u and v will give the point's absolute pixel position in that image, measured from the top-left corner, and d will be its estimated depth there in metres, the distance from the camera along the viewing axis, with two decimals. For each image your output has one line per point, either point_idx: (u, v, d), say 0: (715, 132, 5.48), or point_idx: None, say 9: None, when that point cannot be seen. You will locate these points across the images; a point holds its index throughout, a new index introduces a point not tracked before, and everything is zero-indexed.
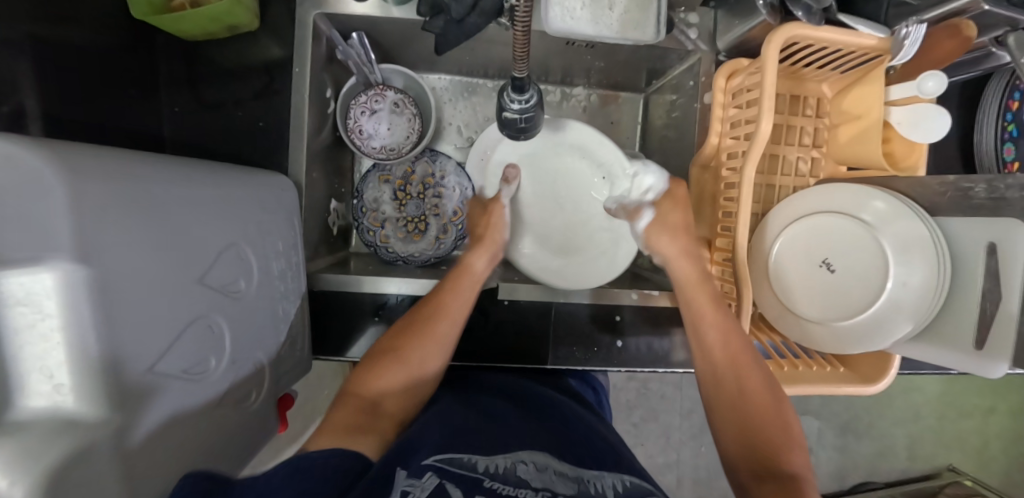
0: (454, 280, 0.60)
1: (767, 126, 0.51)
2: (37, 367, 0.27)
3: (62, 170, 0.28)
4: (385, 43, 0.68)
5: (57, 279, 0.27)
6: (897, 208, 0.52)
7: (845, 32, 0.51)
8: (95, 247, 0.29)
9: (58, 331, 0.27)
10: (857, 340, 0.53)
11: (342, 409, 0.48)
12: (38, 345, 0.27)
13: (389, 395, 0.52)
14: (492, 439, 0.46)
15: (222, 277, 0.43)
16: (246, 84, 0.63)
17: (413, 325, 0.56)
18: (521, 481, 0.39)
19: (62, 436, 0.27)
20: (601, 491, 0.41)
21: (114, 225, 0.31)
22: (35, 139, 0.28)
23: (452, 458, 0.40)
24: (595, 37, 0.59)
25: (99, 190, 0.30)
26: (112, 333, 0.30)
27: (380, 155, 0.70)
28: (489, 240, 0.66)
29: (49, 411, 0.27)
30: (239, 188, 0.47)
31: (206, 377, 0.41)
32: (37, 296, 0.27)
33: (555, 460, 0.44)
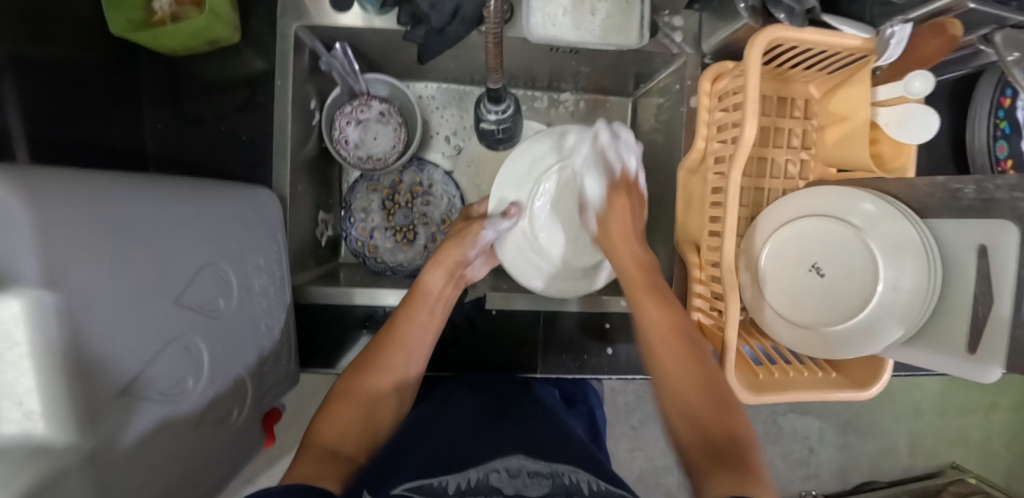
0: (407, 306, 0.59)
1: (751, 130, 0.50)
2: (6, 393, 0.27)
3: (27, 194, 0.28)
4: (369, 53, 0.68)
5: (23, 307, 0.26)
6: (886, 211, 0.51)
7: (827, 33, 0.51)
8: (64, 272, 0.29)
9: (27, 358, 0.27)
10: (845, 345, 0.52)
11: (304, 462, 0.43)
12: (6, 373, 0.27)
13: (349, 440, 0.47)
14: (463, 454, 0.45)
15: (201, 296, 0.43)
16: (229, 97, 0.62)
17: (370, 361, 0.54)
18: (493, 490, 0.38)
19: (30, 463, 0.27)
20: (575, 482, 0.40)
21: (83, 249, 0.31)
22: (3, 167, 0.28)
23: (422, 485, 0.38)
24: (578, 43, 0.59)
25: (69, 214, 0.30)
26: (86, 356, 0.30)
27: (366, 165, 0.69)
28: (445, 258, 0.62)
29: (18, 437, 0.27)
30: (217, 204, 0.47)
31: (185, 398, 0.41)
32: (6, 325, 0.26)
33: (529, 459, 0.43)
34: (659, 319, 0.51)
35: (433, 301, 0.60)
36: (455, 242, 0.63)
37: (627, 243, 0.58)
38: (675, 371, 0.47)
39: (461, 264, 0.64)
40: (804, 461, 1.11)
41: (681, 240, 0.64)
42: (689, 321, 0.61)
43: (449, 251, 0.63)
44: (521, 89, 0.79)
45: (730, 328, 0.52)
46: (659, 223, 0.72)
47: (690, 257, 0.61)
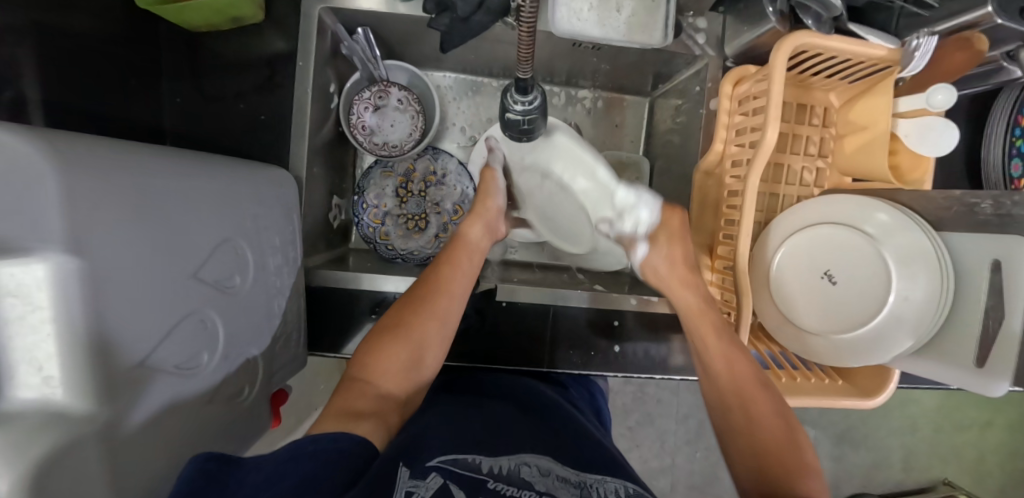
0: (449, 257, 0.60)
1: (773, 135, 0.50)
2: (26, 358, 0.26)
3: (55, 157, 0.27)
4: (390, 39, 0.67)
5: (48, 272, 0.26)
6: (900, 221, 0.51)
7: (854, 42, 0.51)
8: (88, 238, 0.29)
9: (48, 323, 0.27)
10: (854, 353, 0.53)
11: (345, 394, 0.47)
12: (25, 338, 0.26)
13: (393, 377, 0.50)
14: (494, 435, 0.46)
15: (217, 273, 0.43)
16: (248, 76, 0.62)
17: (410, 304, 0.55)
18: (525, 482, 0.39)
19: (54, 427, 0.27)
20: (603, 494, 0.41)
21: (107, 219, 0.31)
22: (39, 134, 0.28)
23: (456, 459, 0.40)
24: (602, 40, 0.59)
25: (96, 183, 0.30)
26: (107, 323, 0.30)
27: (382, 151, 0.69)
28: (484, 210, 0.64)
29: (38, 403, 0.27)
30: (236, 181, 0.47)
31: (198, 373, 0.41)
32: (27, 288, 0.26)
33: (557, 464, 0.44)
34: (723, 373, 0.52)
35: (469, 253, 0.61)
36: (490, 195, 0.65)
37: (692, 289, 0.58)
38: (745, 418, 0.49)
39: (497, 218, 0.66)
40: None
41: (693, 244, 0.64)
42: None
43: (488, 204, 0.65)
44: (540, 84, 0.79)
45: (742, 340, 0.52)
46: None
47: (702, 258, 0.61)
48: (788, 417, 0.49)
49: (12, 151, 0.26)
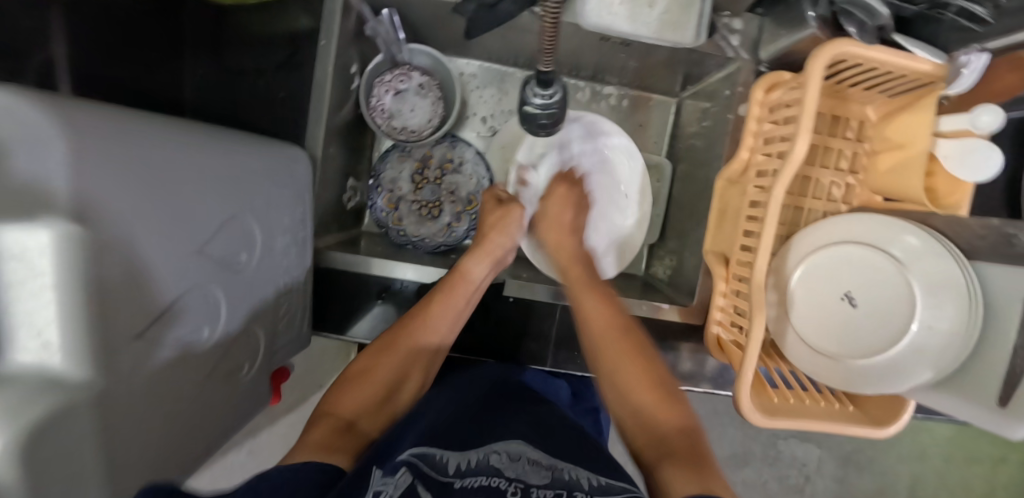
0: (448, 289, 0.58)
1: (803, 147, 0.48)
2: (26, 324, 0.27)
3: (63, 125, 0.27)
4: (415, 22, 0.66)
5: (52, 239, 0.26)
6: (930, 246, 0.49)
7: (898, 53, 0.48)
8: (93, 208, 0.29)
9: (49, 291, 0.27)
10: (870, 381, 0.51)
11: (318, 430, 0.46)
12: (27, 303, 0.27)
13: (366, 412, 0.50)
14: (466, 431, 0.48)
15: (226, 249, 0.43)
16: (271, 53, 0.61)
17: (395, 340, 0.56)
18: (494, 469, 0.42)
19: (46, 393, 0.27)
20: (574, 478, 0.42)
21: (114, 191, 0.31)
22: (45, 98, 0.28)
23: (426, 455, 0.42)
24: (631, 36, 0.57)
25: (105, 152, 0.30)
26: (106, 294, 0.30)
27: (400, 136, 0.69)
28: (493, 247, 0.62)
29: (34, 367, 0.27)
30: (247, 159, 0.46)
31: (199, 347, 0.41)
32: (30, 255, 0.26)
33: (529, 447, 0.46)
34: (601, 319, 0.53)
35: (470, 290, 0.60)
36: (503, 231, 0.63)
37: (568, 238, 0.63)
38: (621, 360, 0.51)
39: (506, 253, 0.63)
40: (799, 488, 1.09)
41: (708, 251, 0.62)
42: (708, 334, 0.60)
43: (496, 240, 0.63)
44: (565, 78, 0.77)
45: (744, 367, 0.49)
46: (688, 231, 0.70)
47: (717, 269, 0.59)
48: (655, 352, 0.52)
49: (21, 118, 0.26)
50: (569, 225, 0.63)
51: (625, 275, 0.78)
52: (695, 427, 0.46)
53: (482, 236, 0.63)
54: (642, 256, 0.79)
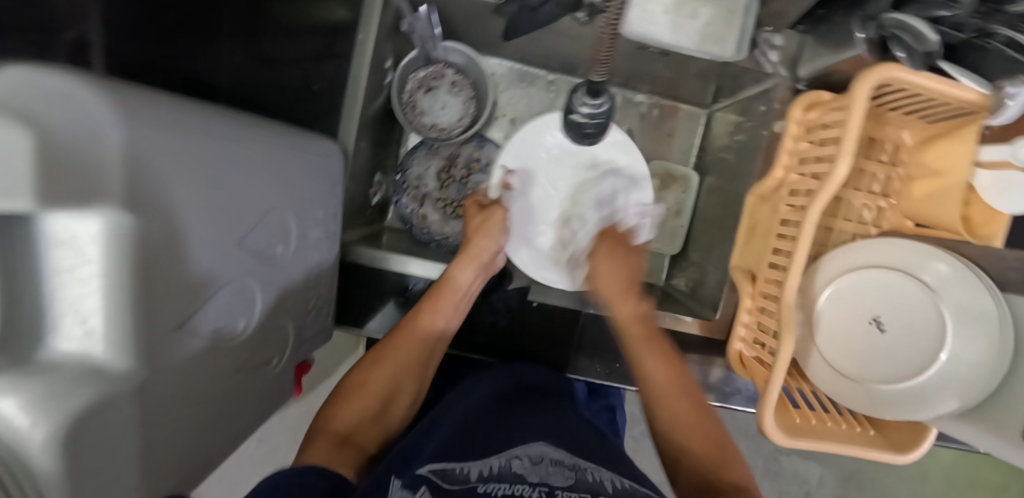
0: (434, 295, 0.59)
1: (844, 169, 0.47)
2: (71, 311, 0.26)
3: (116, 111, 0.27)
4: (451, 19, 0.66)
5: (101, 226, 0.26)
6: (962, 275, 0.50)
7: (944, 82, 0.47)
8: (143, 197, 0.28)
9: (96, 278, 0.26)
10: (893, 407, 0.51)
11: (316, 444, 0.46)
12: (73, 290, 0.26)
13: (363, 426, 0.50)
14: (484, 437, 0.48)
15: (262, 242, 0.43)
16: (309, 44, 0.62)
17: (388, 351, 0.55)
18: (517, 477, 0.42)
19: (90, 383, 0.26)
20: (598, 480, 0.43)
21: (162, 180, 0.30)
22: (99, 83, 0.28)
23: (445, 471, 0.41)
24: (673, 47, 0.57)
25: (156, 139, 0.30)
26: (150, 284, 0.30)
27: (430, 133, 0.70)
28: (478, 251, 0.63)
29: (78, 357, 0.27)
30: (287, 152, 0.46)
31: (232, 340, 0.41)
32: (80, 241, 0.26)
33: (551, 447, 0.47)
34: (659, 376, 0.54)
35: (458, 296, 0.60)
36: (486, 235, 0.64)
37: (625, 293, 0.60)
38: (682, 418, 0.51)
39: (492, 256, 0.64)
40: None
41: (734, 267, 0.62)
42: (729, 350, 0.60)
43: (480, 244, 0.64)
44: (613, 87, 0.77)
45: (770, 395, 0.49)
46: (713, 244, 0.70)
47: (743, 285, 0.59)
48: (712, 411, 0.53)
49: (79, 100, 0.25)
50: (625, 277, 0.61)
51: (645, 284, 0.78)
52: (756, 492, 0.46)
53: (468, 241, 0.65)
54: (663, 266, 0.79)
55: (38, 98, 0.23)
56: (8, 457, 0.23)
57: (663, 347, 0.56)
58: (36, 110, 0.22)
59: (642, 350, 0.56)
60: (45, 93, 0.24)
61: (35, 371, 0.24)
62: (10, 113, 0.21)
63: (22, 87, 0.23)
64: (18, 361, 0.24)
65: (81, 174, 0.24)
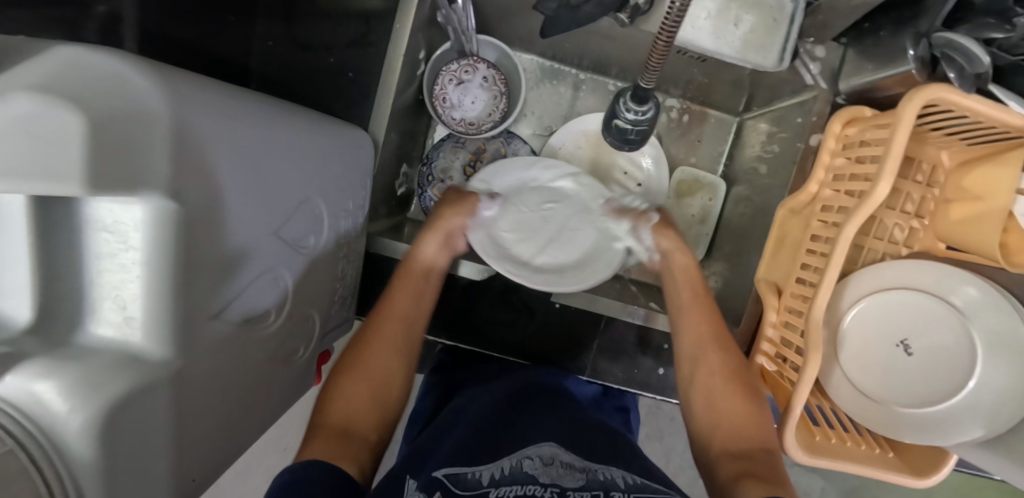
0: (400, 274, 0.59)
1: (884, 191, 0.47)
2: (111, 295, 0.27)
3: (166, 95, 0.27)
4: (487, 12, 0.65)
5: (144, 213, 0.26)
6: (993, 300, 0.49)
7: (994, 106, 0.45)
8: (187, 185, 0.28)
9: (136, 265, 0.27)
10: (915, 431, 0.50)
11: (316, 439, 0.46)
12: (114, 276, 0.27)
13: (363, 418, 0.50)
14: (498, 436, 0.48)
15: (296, 232, 0.43)
16: (345, 30, 0.61)
17: (370, 341, 0.55)
18: (528, 477, 0.42)
19: (125, 370, 0.26)
20: (610, 478, 0.43)
21: (207, 166, 0.30)
22: (149, 63, 0.27)
23: (458, 475, 0.42)
24: (713, 53, 0.56)
25: (203, 124, 0.29)
26: (192, 272, 0.30)
27: (459, 127, 0.69)
28: (443, 224, 0.62)
29: (114, 342, 0.27)
30: (322, 141, 0.46)
31: (264, 329, 0.41)
32: (122, 227, 0.26)
33: (562, 449, 0.47)
34: (697, 336, 0.58)
35: (423, 272, 0.60)
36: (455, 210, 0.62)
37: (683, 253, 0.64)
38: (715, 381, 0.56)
39: (459, 231, 0.62)
40: None
41: (760, 278, 0.61)
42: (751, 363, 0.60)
43: (447, 219, 0.62)
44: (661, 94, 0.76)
45: (791, 416, 0.49)
46: (738, 255, 0.69)
47: (768, 298, 0.58)
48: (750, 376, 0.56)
49: (127, 81, 0.25)
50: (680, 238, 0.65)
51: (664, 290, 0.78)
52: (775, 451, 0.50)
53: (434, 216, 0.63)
54: None
55: (85, 80, 0.23)
56: (44, 439, 0.24)
57: (709, 309, 0.60)
58: (81, 93, 0.22)
59: (685, 313, 0.60)
60: (93, 76, 0.23)
61: (71, 355, 0.25)
62: (58, 94, 0.21)
63: (71, 70, 0.23)
64: (56, 343, 0.26)
65: (127, 160, 0.23)
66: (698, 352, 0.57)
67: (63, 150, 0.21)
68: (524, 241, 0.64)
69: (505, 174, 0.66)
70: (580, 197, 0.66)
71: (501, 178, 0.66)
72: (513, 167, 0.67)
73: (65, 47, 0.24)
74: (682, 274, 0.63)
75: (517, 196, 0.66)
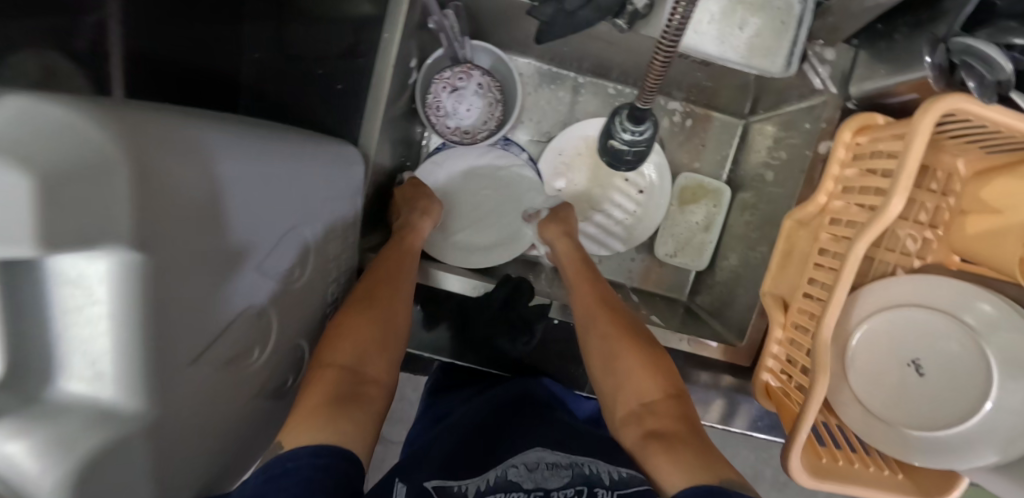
0: (399, 238, 0.61)
1: (897, 206, 0.44)
2: (80, 351, 0.25)
3: (122, 139, 0.25)
4: (481, 16, 0.63)
5: (110, 265, 0.24)
6: (1008, 316, 0.47)
7: (1015, 117, 0.43)
8: (153, 232, 0.27)
9: (104, 319, 0.25)
10: (926, 453, 0.49)
11: (318, 384, 0.45)
12: (81, 331, 0.25)
13: (375, 366, 0.50)
14: (488, 447, 0.52)
15: (280, 263, 0.42)
16: (334, 40, 0.59)
17: (374, 287, 0.54)
18: (512, 484, 0.47)
19: (97, 427, 0.25)
20: (595, 473, 0.47)
21: (174, 208, 0.28)
22: (103, 107, 0.25)
23: (445, 488, 0.46)
24: (717, 59, 0.53)
25: (168, 163, 0.28)
26: (162, 319, 0.28)
27: (453, 137, 0.68)
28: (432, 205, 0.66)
29: (83, 399, 0.25)
30: (311, 166, 0.45)
31: (248, 366, 0.40)
32: (88, 281, 0.24)
33: (548, 451, 0.50)
34: (584, 305, 0.59)
35: (412, 236, 0.62)
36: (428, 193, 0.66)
37: (558, 232, 0.67)
38: (607, 341, 0.55)
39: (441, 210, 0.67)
40: None
41: (766, 292, 0.59)
42: (756, 380, 0.58)
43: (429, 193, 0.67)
44: (664, 98, 0.73)
45: (812, 404, 0.47)
46: (745, 264, 0.67)
47: (774, 313, 0.57)
48: (640, 331, 0.56)
49: (79, 131, 0.23)
50: (563, 219, 0.68)
51: (668, 300, 0.76)
52: (687, 406, 0.51)
53: (418, 193, 0.66)
54: (688, 282, 0.77)
55: (39, 132, 0.21)
56: None
57: (588, 280, 0.62)
58: (30, 147, 0.20)
59: (577, 287, 0.61)
60: (49, 124, 0.22)
61: (40, 417, 0.23)
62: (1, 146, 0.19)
63: (21, 117, 0.21)
64: (24, 402, 0.23)
65: (89, 215, 0.22)
66: (589, 317, 0.58)
67: (12, 209, 0.19)
68: (471, 232, 0.71)
69: (449, 170, 0.71)
70: (518, 182, 0.72)
71: (444, 172, 0.70)
72: (457, 162, 0.71)
73: (17, 95, 0.22)
74: (567, 255, 0.65)
75: (460, 188, 0.71)
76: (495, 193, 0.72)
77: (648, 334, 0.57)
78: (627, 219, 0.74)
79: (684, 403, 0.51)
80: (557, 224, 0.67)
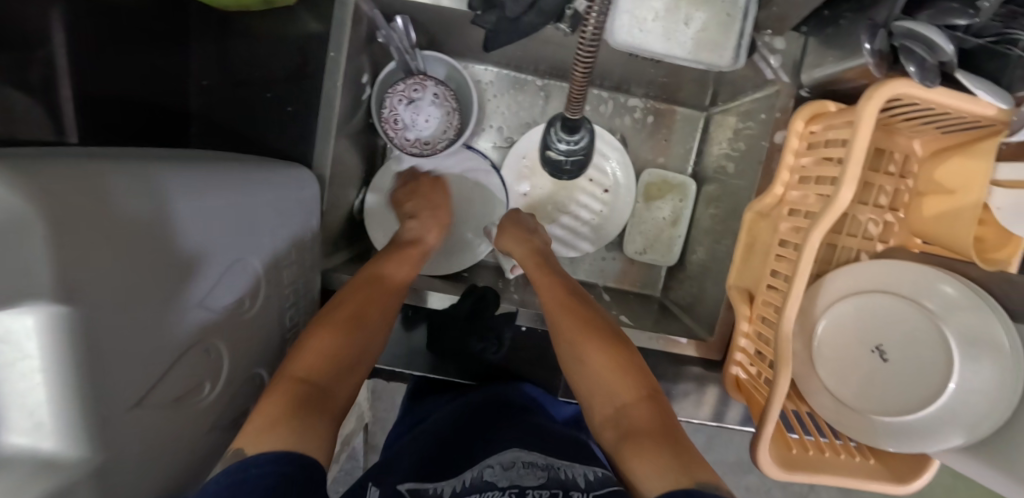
0: (388, 255, 0.62)
1: (847, 195, 0.44)
2: (16, 403, 0.23)
3: (32, 188, 0.23)
4: (431, 27, 0.62)
5: (37, 320, 0.23)
6: (969, 296, 0.47)
7: (960, 98, 0.42)
8: (80, 279, 0.25)
9: (38, 373, 0.24)
10: (896, 438, 0.49)
11: (274, 396, 0.43)
12: (17, 385, 0.24)
13: (341, 387, 0.49)
14: (464, 451, 0.51)
15: (225, 295, 0.41)
16: (282, 63, 0.58)
17: (350, 304, 0.54)
18: (486, 484, 0.45)
19: (42, 479, 0.24)
20: (572, 476, 0.45)
21: (99, 252, 0.27)
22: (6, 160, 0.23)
23: (421, 490, 0.45)
24: (665, 56, 0.53)
25: (87, 207, 0.26)
26: (101, 366, 0.28)
27: (413, 149, 0.67)
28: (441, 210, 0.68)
29: (24, 451, 0.24)
30: (254, 194, 0.44)
31: (196, 402, 0.40)
32: (16, 336, 0.23)
33: (524, 450, 0.48)
34: (554, 310, 0.58)
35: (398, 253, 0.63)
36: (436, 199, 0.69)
37: (517, 239, 0.67)
38: (578, 344, 0.54)
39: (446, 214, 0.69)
40: None
41: (732, 285, 0.59)
42: (725, 373, 0.58)
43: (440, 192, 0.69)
44: (626, 94, 0.73)
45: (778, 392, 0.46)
46: (712, 257, 0.67)
47: (740, 306, 0.56)
48: (610, 331, 0.56)
49: None
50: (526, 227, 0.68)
51: (642, 298, 0.76)
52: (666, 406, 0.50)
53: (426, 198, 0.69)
54: (660, 277, 0.77)
55: None
56: None
57: (553, 283, 0.62)
58: None
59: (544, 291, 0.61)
60: None
61: None
62: None
63: None
64: None
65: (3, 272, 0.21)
66: (558, 320, 0.57)
67: None
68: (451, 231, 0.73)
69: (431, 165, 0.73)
70: (482, 190, 0.73)
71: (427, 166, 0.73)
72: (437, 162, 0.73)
73: None
74: (529, 260, 0.65)
75: None
76: (466, 196, 0.73)
77: (622, 334, 0.56)
78: (593, 219, 0.74)
79: (661, 402, 0.50)
80: (511, 233, 0.68)
